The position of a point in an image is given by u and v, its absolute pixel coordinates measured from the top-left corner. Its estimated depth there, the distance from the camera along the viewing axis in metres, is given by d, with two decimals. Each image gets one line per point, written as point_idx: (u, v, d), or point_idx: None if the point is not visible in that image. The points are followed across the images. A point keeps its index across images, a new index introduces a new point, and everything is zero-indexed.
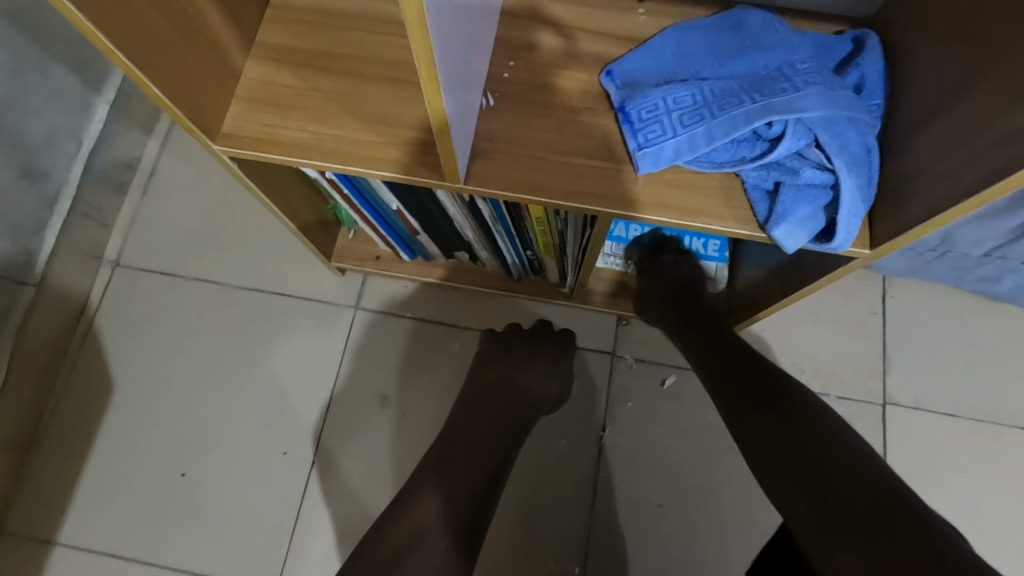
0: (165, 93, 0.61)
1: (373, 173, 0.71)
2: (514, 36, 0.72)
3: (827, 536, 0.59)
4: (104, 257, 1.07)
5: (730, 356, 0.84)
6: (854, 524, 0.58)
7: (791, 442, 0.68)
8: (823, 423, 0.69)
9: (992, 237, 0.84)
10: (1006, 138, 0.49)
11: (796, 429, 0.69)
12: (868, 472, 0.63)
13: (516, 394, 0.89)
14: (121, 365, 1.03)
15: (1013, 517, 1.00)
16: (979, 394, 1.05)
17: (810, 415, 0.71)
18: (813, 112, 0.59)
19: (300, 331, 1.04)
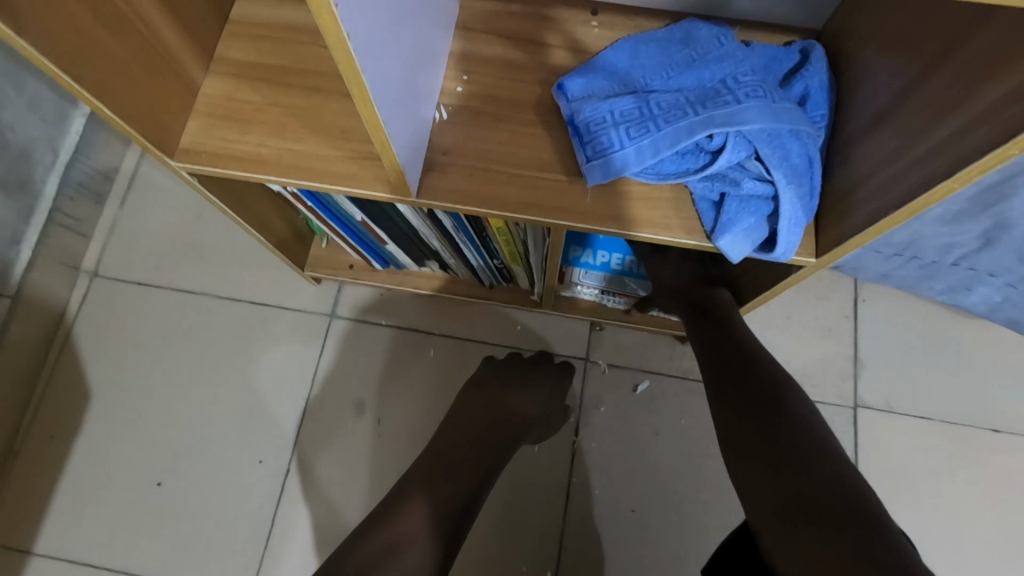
0: (118, 112, 0.62)
1: (330, 188, 0.69)
2: (468, 49, 0.71)
3: (787, 531, 0.58)
4: (82, 267, 1.21)
5: (730, 346, 0.80)
6: (815, 521, 0.57)
7: (772, 436, 0.66)
8: (807, 423, 0.67)
9: (958, 244, 0.89)
10: (946, 144, 0.51)
11: (779, 426, 0.67)
12: (842, 475, 0.61)
13: (507, 417, 0.93)
14: (99, 374, 1.16)
15: (974, 510, 1.09)
16: (945, 394, 1.14)
17: (797, 413, 0.68)
18: (753, 124, 0.60)
19: (277, 336, 1.17)
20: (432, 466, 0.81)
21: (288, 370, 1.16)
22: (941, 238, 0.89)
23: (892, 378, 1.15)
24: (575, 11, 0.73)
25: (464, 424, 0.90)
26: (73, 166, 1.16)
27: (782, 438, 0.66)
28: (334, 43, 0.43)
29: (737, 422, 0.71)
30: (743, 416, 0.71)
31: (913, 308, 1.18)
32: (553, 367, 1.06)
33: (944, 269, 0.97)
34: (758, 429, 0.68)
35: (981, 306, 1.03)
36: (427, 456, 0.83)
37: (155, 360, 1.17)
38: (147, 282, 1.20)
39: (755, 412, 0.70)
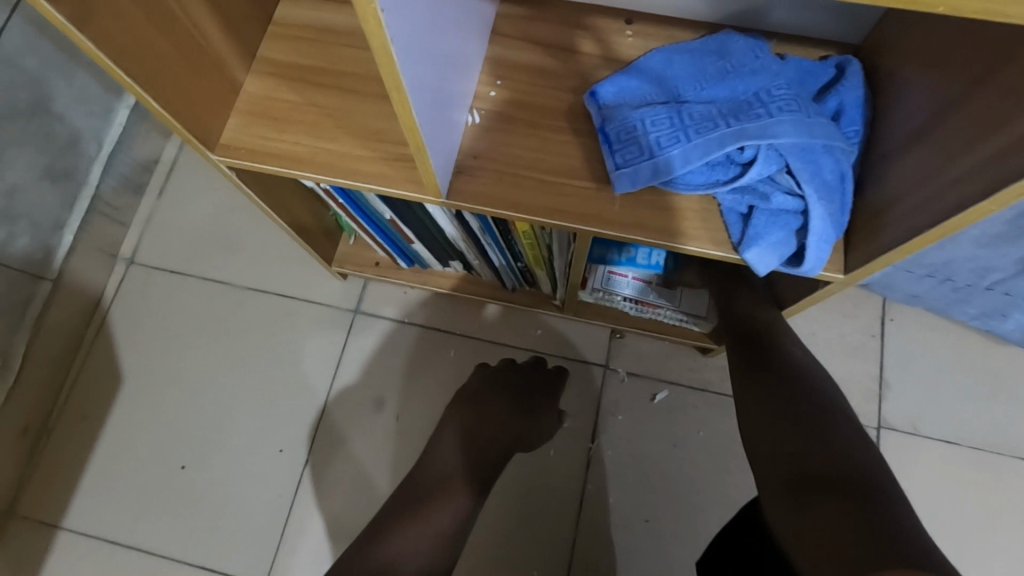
0: (164, 107, 0.64)
1: (362, 187, 0.71)
2: (502, 55, 0.72)
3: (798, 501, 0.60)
4: (120, 255, 1.26)
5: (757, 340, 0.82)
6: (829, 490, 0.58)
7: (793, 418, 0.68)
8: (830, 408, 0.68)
9: (994, 268, 0.87)
10: (987, 164, 0.50)
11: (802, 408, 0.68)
12: (860, 454, 0.61)
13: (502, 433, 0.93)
14: (131, 358, 1.20)
15: (1002, 540, 1.06)
16: (974, 420, 1.11)
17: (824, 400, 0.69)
18: (785, 138, 0.59)
19: (302, 329, 1.20)
20: (458, 464, 0.86)
21: (311, 363, 1.18)
22: (974, 262, 0.87)
23: (920, 401, 1.13)
24: (610, 20, 0.73)
25: (473, 426, 0.92)
26: (115, 156, 1.20)
27: (801, 419, 0.67)
28: (377, 46, 0.45)
29: (758, 405, 0.73)
30: (768, 400, 0.72)
31: (943, 330, 1.16)
32: (547, 376, 1.04)
33: (977, 293, 0.95)
34: (779, 411, 0.70)
35: (1015, 332, 1.00)
36: (452, 451, 0.88)
37: (184, 347, 1.20)
38: (180, 271, 1.24)
39: (777, 394, 0.72)
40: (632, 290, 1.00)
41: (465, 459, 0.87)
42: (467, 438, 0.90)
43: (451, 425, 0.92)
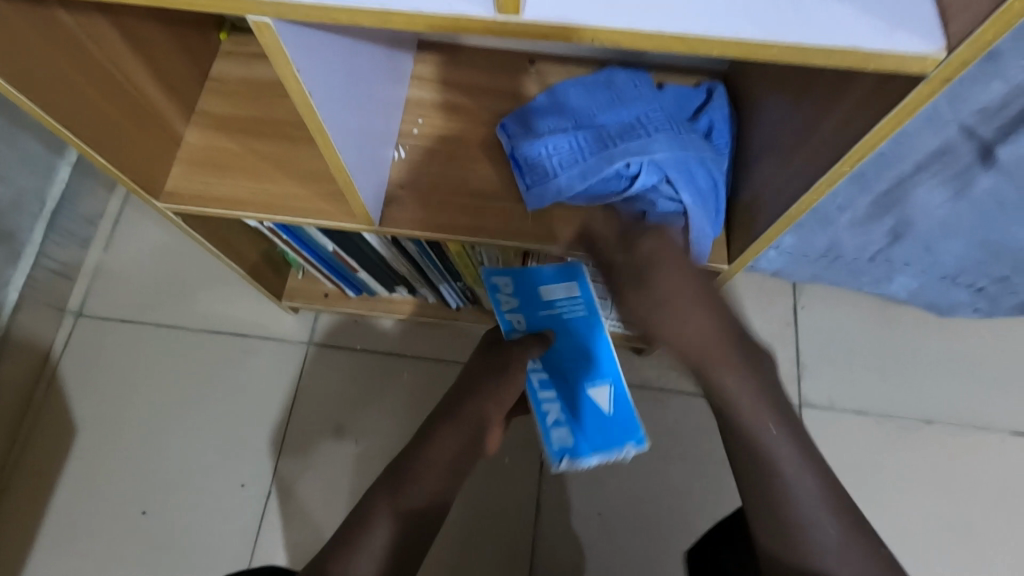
0: (112, 162, 0.70)
1: (301, 221, 0.78)
2: (421, 97, 0.82)
3: None
4: (68, 308, 1.27)
5: None
6: None
7: None
8: None
9: (870, 241, 1.02)
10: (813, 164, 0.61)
11: None
12: None
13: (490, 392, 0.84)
14: (83, 409, 1.20)
15: (914, 496, 1.18)
16: (882, 390, 1.24)
17: None
18: (662, 153, 0.70)
19: (258, 364, 1.24)
20: (450, 469, 0.74)
21: (268, 397, 1.22)
22: (855, 237, 1.01)
23: (833, 378, 1.25)
24: (515, 60, 0.84)
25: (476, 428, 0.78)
26: (59, 213, 1.23)
27: None
28: (298, 99, 0.53)
29: None
30: None
31: (847, 311, 1.29)
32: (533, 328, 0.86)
33: (866, 265, 1.09)
34: None
35: (903, 292, 1.15)
36: (451, 452, 0.75)
37: (139, 394, 1.22)
38: (131, 319, 1.26)
39: None
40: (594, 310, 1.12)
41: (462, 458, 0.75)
42: (467, 436, 0.77)
43: (459, 419, 0.78)
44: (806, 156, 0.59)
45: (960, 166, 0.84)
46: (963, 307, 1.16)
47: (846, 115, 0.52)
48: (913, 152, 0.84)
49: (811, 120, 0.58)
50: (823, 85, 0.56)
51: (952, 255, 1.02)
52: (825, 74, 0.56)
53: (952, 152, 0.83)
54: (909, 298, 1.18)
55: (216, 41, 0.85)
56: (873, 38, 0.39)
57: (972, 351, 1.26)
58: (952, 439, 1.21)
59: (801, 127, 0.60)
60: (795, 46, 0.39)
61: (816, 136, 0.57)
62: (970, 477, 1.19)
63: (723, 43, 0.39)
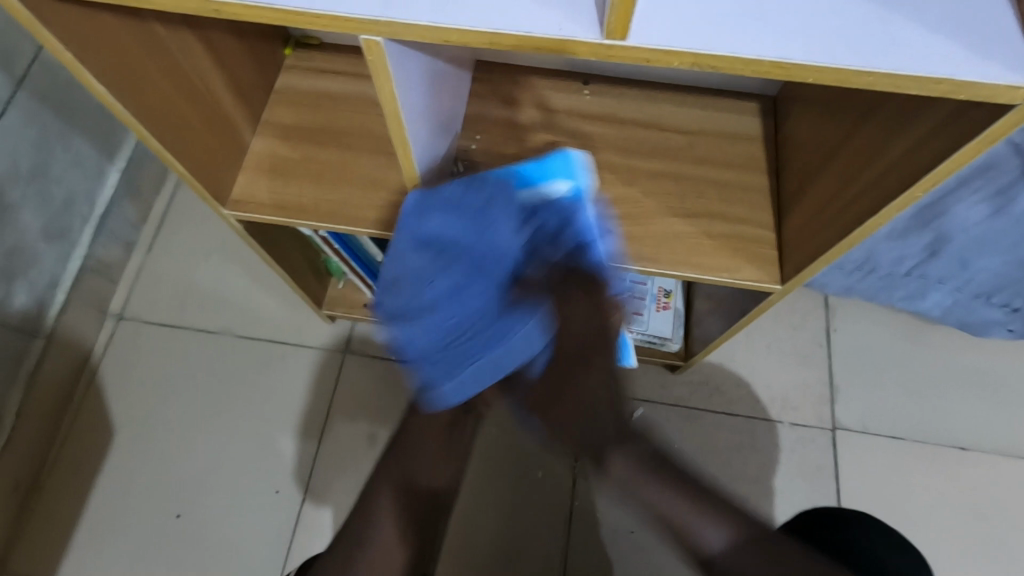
0: (189, 168, 0.73)
1: (361, 230, 0.80)
2: (480, 113, 0.84)
3: None
4: (109, 310, 1.29)
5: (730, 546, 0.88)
6: None
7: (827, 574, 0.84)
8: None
9: (907, 254, 1.04)
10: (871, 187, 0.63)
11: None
12: None
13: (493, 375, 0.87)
14: (121, 411, 1.22)
15: (950, 522, 1.17)
16: (915, 415, 1.24)
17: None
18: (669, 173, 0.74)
19: (295, 371, 1.25)
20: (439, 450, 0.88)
21: (303, 404, 1.23)
22: (892, 250, 1.04)
23: (866, 401, 1.25)
24: (568, 81, 0.86)
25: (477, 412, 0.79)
26: (107, 216, 1.26)
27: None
28: (389, 113, 0.54)
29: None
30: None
31: (879, 333, 1.30)
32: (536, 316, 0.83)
33: (900, 280, 1.11)
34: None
35: (936, 310, 1.17)
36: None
37: (176, 397, 1.23)
38: (171, 322, 1.29)
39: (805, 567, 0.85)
40: (661, 330, 1.14)
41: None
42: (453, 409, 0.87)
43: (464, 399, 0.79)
44: (870, 179, 0.61)
45: (1003, 183, 0.88)
46: (997, 327, 1.16)
47: (916, 141, 0.54)
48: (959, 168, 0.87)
49: (879, 144, 0.60)
50: (888, 111, 0.58)
51: (985, 273, 1.04)
52: (894, 99, 0.57)
53: (998, 168, 0.86)
54: (942, 316, 1.19)
55: (281, 55, 0.88)
56: (965, 69, 0.41)
57: (1005, 375, 1.26)
58: (987, 464, 1.20)
59: (863, 151, 0.63)
60: (889, 73, 0.41)
61: (883, 159, 0.59)
62: (1007, 505, 1.18)
63: (818, 70, 0.41)
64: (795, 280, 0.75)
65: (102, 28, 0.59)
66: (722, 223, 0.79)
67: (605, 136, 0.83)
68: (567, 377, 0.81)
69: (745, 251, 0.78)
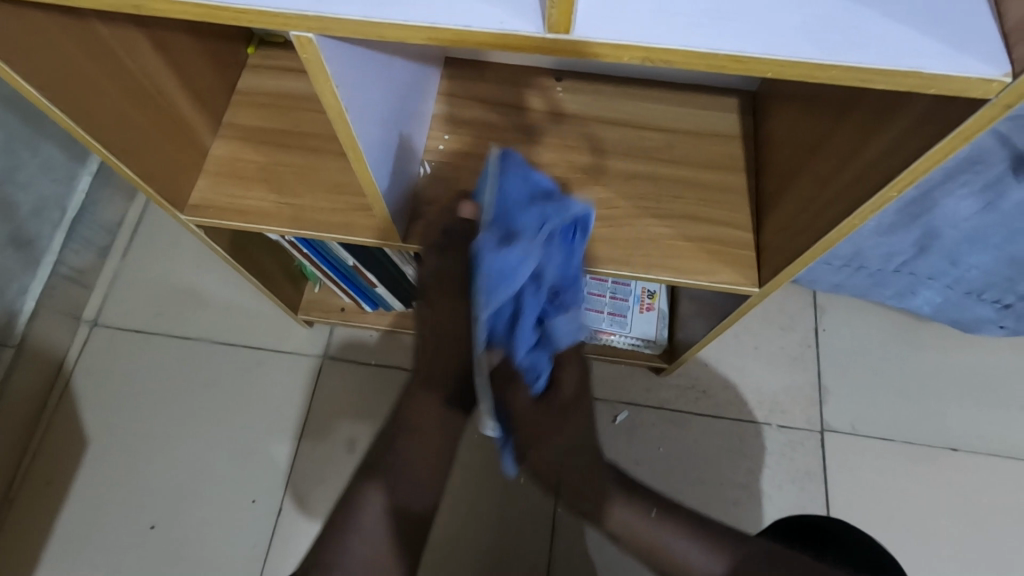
0: (138, 173, 0.70)
1: (325, 235, 0.77)
2: (448, 112, 0.81)
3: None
4: (83, 317, 1.26)
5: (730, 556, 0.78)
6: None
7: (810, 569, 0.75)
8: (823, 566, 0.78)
9: (896, 251, 1.02)
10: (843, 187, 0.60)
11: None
12: None
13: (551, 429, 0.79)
14: (94, 420, 1.19)
15: (941, 526, 1.15)
16: (906, 416, 1.21)
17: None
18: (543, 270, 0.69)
19: (272, 377, 1.22)
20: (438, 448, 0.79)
21: (280, 412, 1.20)
22: (880, 247, 1.02)
23: (856, 402, 1.22)
24: (542, 78, 0.83)
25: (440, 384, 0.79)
26: (78, 221, 1.23)
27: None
28: (333, 115, 0.52)
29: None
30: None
31: (870, 334, 1.27)
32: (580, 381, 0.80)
33: (890, 276, 1.08)
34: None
35: (926, 307, 1.14)
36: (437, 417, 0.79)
37: (150, 406, 1.21)
38: (146, 328, 1.26)
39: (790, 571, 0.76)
40: (635, 329, 1.12)
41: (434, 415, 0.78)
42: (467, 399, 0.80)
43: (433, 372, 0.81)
44: (847, 179, 0.58)
45: (990, 177, 0.85)
46: (988, 324, 1.14)
47: (891, 139, 0.51)
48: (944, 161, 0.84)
49: (855, 141, 0.57)
50: (864, 108, 0.55)
51: (975, 269, 1.02)
52: (869, 94, 0.54)
53: (984, 161, 0.83)
54: (932, 314, 1.16)
55: (244, 54, 0.85)
56: (937, 60, 0.38)
57: (999, 374, 1.23)
58: (979, 466, 1.18)
59: (839, 150, 0.60)
60: (854, 66, 0.38)
61: (860, 159, 0.56)
62: (999, 507, 1.15)
63: (780, 64, 0.39)
64: (773, 283, 0.73)
65: (35, 28, 0.56)
66: (699, 225, 0.77)
67: (578, 136, 0.80)
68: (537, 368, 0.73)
69: (723, 254, 0.75)
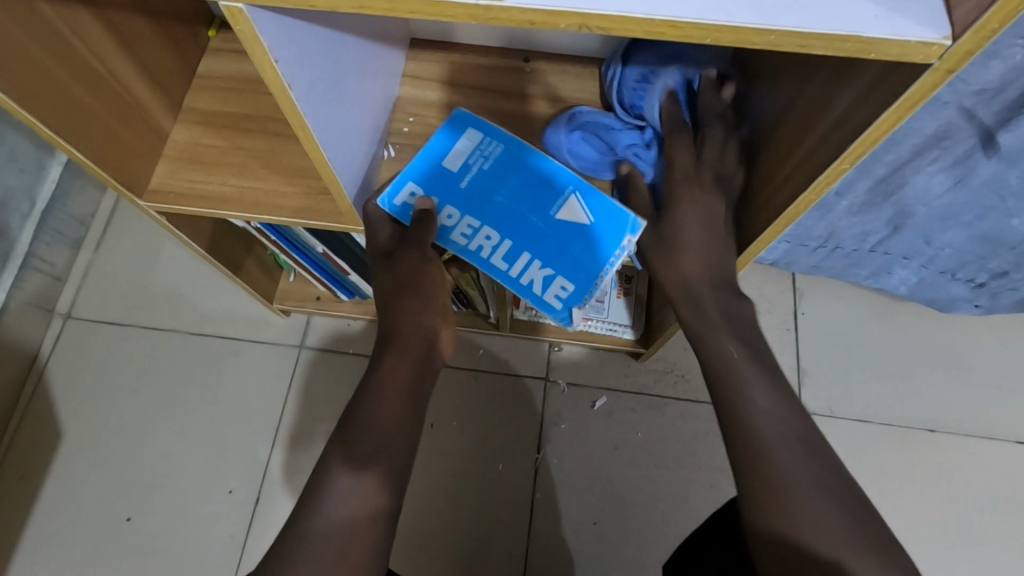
0: (92, 158, 0.69)
1: (287, 220, 0.76)
2: (413, 94, 0.80)
3: None
4: (57, 310, 1.25)
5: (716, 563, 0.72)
6: None
7: None
8: None
9: (871, 230, 1.02)
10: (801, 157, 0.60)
11: None
12: None
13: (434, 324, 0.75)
14: (70, 413, 1.18)
15: (917, 506, 1.15)
16: (882, 398, 1.22)
17: None
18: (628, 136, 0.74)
19: (249, 367, 1.22)
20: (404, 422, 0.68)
21: (256, 403, 1.19)
22: (854, 226, 1.01)
23: (833, 385, 1.22)
24: (508, 59, 0.82)
25: (423, 350, 0.72)
26: (49, 212, 1.22)
27: None
28: (277, 92, 0.51)
29: None
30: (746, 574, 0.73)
31: (847, 317, 1.27)
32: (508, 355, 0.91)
33: (865, 256, 1.08)
34: None
35: (902, 287, 1.14)
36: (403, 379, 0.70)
37: (127, 398, 1.20)
38: (121, 321, 1.25)
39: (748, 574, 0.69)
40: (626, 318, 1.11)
41: (422, 385, 0.71)
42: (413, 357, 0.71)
43: (403, 340, 0.72)
44: (803, 153, 0.58)
45: (960, 152, 0.84)
46: (963, 303, 1.14)
47: (847, 107, 0.51)
48: (911, 138, 0.83)
49: (814, 110, 0.56)
50: (823, 76, 0.55)
51: (947, 248, 1.02)
52: (827, 62, 0.54)
53: (952, 137, 0.82)
54: (909, 294, 1.16)
55: (205, 38, 0.83)
56: (874, 23, 0.38)
57: (975, 354, 1.24)
58: (954, 446, 1.18)
59: (800, 122, 0.59)
60: (791, 30, 0.38)
61: (814, 131, 0.56)
62: (975, 486, 1.16)
63: (717, 30, 0.38)
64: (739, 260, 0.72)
65: None
66: None
67: (544, 117, 0.79)
68: (559, 272, 0.66)
69: None
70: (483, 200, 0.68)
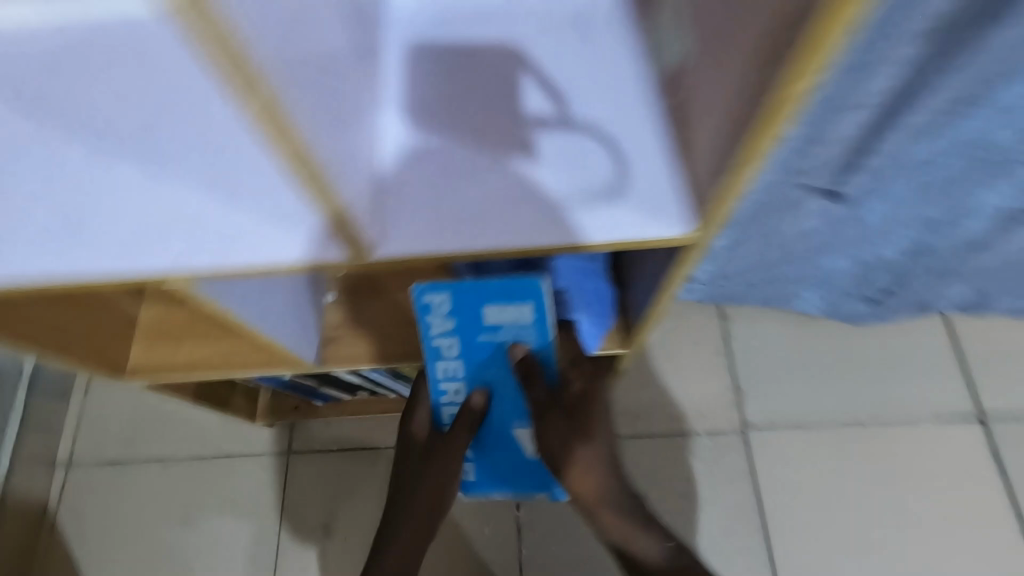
0: (73, 359, 0.81)
1: (249, 372, 0.89)
2: None
3: None
4: (57, 460, 1.35)
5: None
6: None
7: None
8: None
9: (764, 266, 1.17)
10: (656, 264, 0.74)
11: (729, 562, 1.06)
12: None
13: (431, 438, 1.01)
14: (85, 555, 1.28)
15: (861, 496, 1.29)
16: (815, 403, 1.36)
17: None
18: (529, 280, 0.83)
19: (244, 481, 1.32)
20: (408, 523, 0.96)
21: (256, 513, 1.30)
22: (750, 264, 1.16)
23: (770, 399, 1.36)
24: None
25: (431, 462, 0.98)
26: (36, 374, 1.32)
27: None
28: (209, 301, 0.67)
29: None
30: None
31: (774, 332, 1.41)
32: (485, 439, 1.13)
33: (770, 286, 1.24)
34: None
35: (813, 307, 1.29)
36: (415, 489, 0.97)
37: (138, 530, 1.30)
38: (119, 459, 1.35)
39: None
40: None
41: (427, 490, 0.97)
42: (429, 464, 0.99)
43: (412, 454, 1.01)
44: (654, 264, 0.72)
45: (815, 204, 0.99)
46: (869, 314, 1.29)
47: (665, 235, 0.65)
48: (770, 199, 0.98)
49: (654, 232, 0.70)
50: None
51: (840, 272, 1.17)
52: None
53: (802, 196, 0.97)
54: (822, 312, 1.31)
55: None
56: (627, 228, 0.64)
57: (891, 345, 1.38)
58: (888, 431, 1.32)
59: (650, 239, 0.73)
60: None
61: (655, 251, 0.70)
62: (908, 468, 1.30)
63: None
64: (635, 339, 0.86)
65: None
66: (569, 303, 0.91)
67: None
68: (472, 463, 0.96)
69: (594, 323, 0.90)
70: (485, 367, 0.82)
